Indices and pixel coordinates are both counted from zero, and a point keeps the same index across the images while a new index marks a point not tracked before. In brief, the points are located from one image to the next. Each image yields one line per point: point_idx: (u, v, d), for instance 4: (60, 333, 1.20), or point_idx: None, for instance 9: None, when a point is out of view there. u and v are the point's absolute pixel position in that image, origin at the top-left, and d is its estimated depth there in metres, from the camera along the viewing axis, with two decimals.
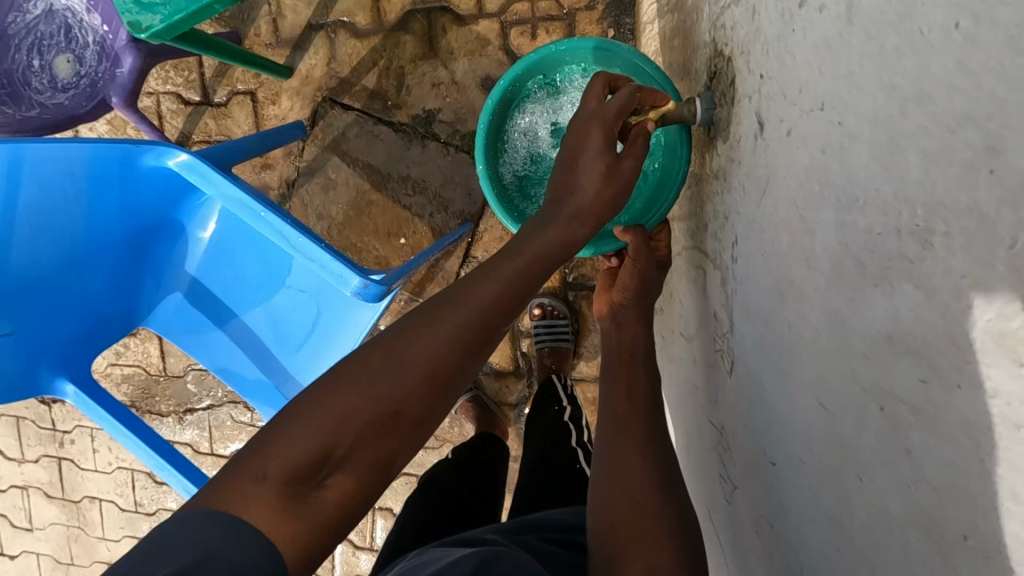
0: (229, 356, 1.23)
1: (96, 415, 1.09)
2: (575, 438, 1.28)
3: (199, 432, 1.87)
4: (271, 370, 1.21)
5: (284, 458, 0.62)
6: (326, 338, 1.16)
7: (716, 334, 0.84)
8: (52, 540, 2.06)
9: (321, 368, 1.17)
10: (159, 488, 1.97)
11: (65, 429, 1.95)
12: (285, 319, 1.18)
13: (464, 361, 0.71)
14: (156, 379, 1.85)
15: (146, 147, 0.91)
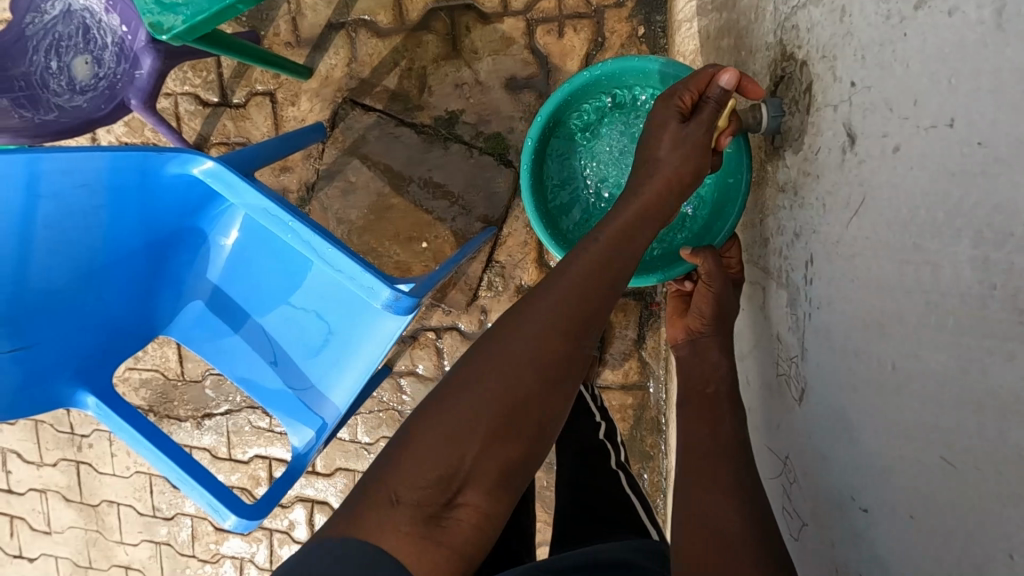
0: (251, 367, 1.19)
1: (113, 424, 1.06)
2: (614, 459, 1.25)
3: (217, 436, 1.85)
4: (294, 381, 1.18)
5: (414, 478, 0.64)
6: (352, 348, 1.13)
7: (780, 358, 0.82)
8: (71, 543, 2.05)
9: (348, 380, 1.14)
10: (177, 493, 1.95)
11: (83, 433, 1.93)
12: (309, 328, 1.15)
13: (569, 352, 0.72)
14: (174, 384, 1.83)
15: (169, 155, 0.88)
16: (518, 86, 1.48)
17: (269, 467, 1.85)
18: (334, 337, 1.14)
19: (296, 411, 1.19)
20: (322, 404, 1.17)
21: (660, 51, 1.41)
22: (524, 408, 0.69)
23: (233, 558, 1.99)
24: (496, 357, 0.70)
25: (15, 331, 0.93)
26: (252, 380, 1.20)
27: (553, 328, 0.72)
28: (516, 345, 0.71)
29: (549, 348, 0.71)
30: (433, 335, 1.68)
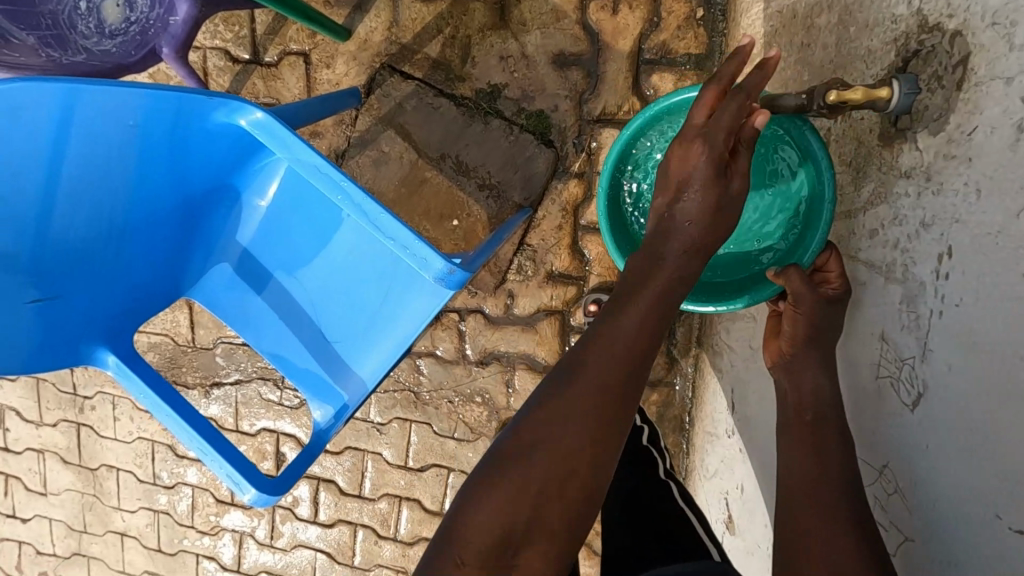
0: (280, 339, 1.14)
1: (135, 389, 1.01)
2: (662, 469, 1.25)
3: (224, 406, 1.80)
4: (324, 356, 1.13)
5: (474, 540, 0.68)
6: (388, 325, 1.07)
7: (884, 359, 0.82)
8: (67, 507, 2.01)
9: (382, 358, 1.08)
10: (180, 462, 1.90)
11: (86, 394, 1.87)
12: (344, 300, 1.09)
13: (620, 413, 0.74)
14: (183, 350, 1.77)
15: (218, 101, 0.82)
16: (566, 62, 1.41)
17: (278, 442, 1.81)
18: (368, 309, 1.08)
19: (323, 388, 1.14)
20: (348, 381, 1.12)
21: (718, 35, 1.36)
22: (582, 466, 0.71)
23: (233, 532, 1.95)
24: (548, 420, 0.73)
25: (38, 281, 0.88)
26: (277, 351, 1.15)
27: (602, 396, 0.74)
28: (563, 411, 0.73)
29: (601, 417, 0.73)
30: (457, 317, 1.64)
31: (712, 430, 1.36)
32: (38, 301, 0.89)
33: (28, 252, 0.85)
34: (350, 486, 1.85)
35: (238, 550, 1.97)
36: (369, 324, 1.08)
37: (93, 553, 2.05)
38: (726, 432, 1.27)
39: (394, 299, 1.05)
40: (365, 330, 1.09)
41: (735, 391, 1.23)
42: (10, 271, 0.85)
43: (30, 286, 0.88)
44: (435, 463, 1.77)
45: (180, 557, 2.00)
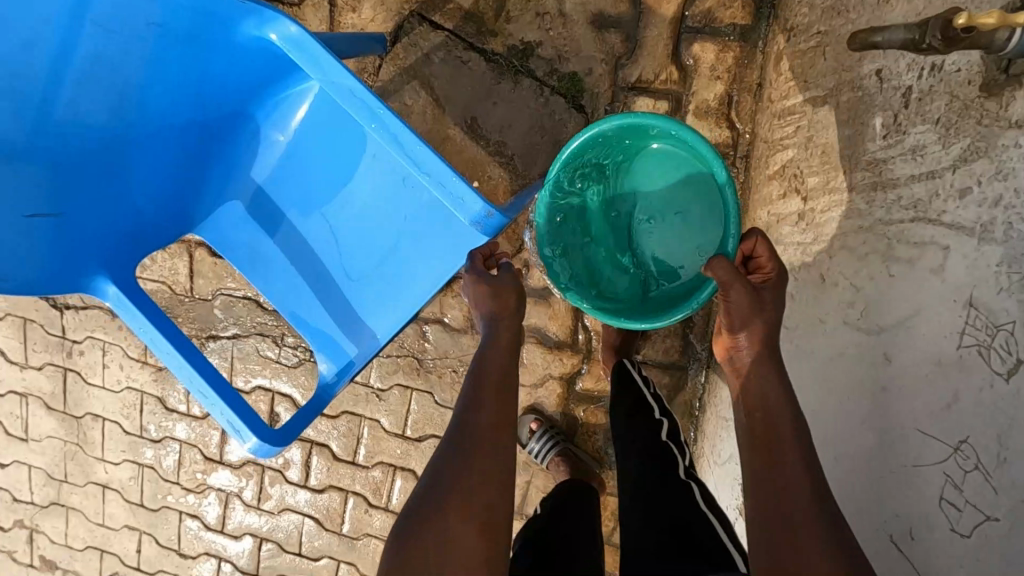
0: (291, 288, 1.08)
1: (134, 321, 0.95)
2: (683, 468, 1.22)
3: (219, 361, 1.74)
4: (337, 309, 1.07)
5: None
6: (408, 278, 1.02)
7: (969, 328, 0.79)
8: (48, 454, 1.94)
9: (399, 314, 1.03)
10: (169, 416, 1.84)
11: (75, 339, 1.80)
12: (364, 247, 1.03)
13: (503, 448, 0.96)
14: (180, 299, 1.70)
15: (251, 9, 0.78)
16: (605, 24, 1.35)
17: (272, 402, 1.74)
18: (388, 258, 1.03)
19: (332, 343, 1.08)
20: (360, 334, 1.06)
21: (766, 6, 1.30)
22: (491, 505, 0.89)
23: (219, 491, 1.89)
24: (460, 468, 0.91)
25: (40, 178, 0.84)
26: (286, 299, 1.09)
27: (494, 436, 0.96)
28: (470, 460, 0.92)
29: (494, 460, 0.93)
30: None
31: (726, 415, 1.32)
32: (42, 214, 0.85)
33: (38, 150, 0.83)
34: (343, 452, 1.80)
35: (223, 510, 1.92)
36: (388, 277, 1.04)
37: (72, 503, 1.99)
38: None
39: (416, 250, 1.01)
40: (383, 284, 1.04)
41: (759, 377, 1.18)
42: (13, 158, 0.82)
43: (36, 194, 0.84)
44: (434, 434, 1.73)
45: (163, 513, 1.95)
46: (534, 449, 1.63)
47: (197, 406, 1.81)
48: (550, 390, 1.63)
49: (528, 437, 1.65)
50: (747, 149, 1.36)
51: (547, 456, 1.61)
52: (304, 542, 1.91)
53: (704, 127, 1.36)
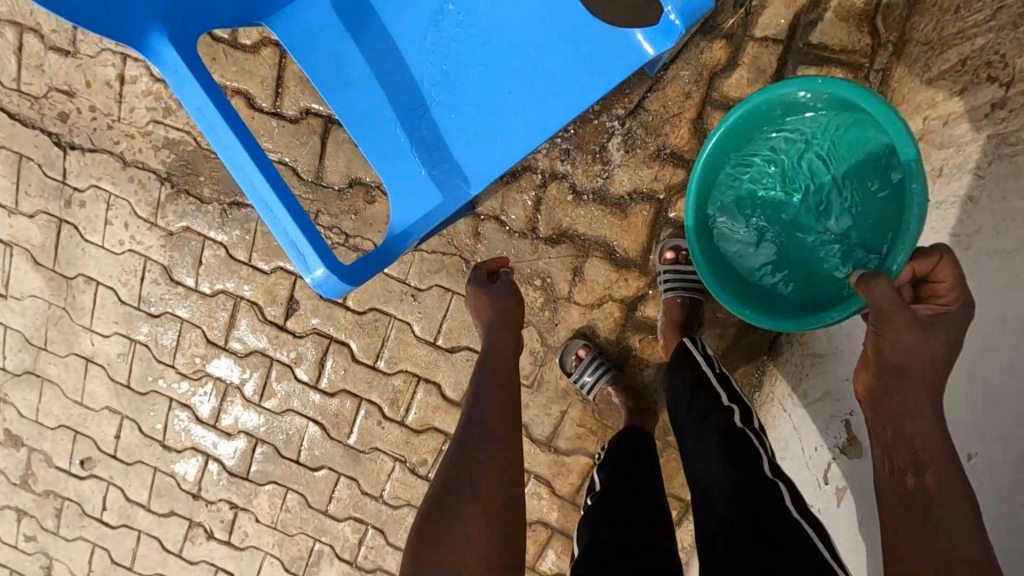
0: (373, 104, 1.14)
1: (190, 89, 0.99)
2: (767, 467, 1.02)
3: (241, 232, 1.55)
4: (416, 132, 1.14)
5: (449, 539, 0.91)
6: (500, 110, 1.11)
7: None
8: (28, 316, 1.74)
9: (481, 145, 1.12)
10: (172, 290, 1.64)
11: (76, 186, 1.58)
12: (472, 95, 1.12)
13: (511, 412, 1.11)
14: (206, 155, 1.51)
15: None
16: None
17: (296, 286, 1.59)
18: (491, 105, 1.11)
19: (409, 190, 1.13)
20: (444, 181, 1.13)
21: None
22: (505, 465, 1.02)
23: (218, 381, 1.72)
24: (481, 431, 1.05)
25: None
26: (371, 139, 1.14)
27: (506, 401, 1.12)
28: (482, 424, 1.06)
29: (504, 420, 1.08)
30: (538, 181, 1.42)
31: (825, 348, 1.22)
32: None
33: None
34: (363, 355, 1.63)
35: (219, 403, 1.74)
36: (476, 109, 1.12)
37: (50, 375, 1.80)
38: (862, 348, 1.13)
39: (512, 85, 1.11)
40: (472, 116, 1.12)
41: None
42: None
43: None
44: (467, 347, 1.57)
45: (150, 398, 1.77)
46: (582, 382, 1.48)
47: (205, 283, 1.61)
48: (607, 314, 1.49)
49: (575, 366, 1.49)
50: (887, 60, 1.19)
51: (598, 387, 1.47)
52: (303, 449, 1.74)
53: (843, 28, 1.21)
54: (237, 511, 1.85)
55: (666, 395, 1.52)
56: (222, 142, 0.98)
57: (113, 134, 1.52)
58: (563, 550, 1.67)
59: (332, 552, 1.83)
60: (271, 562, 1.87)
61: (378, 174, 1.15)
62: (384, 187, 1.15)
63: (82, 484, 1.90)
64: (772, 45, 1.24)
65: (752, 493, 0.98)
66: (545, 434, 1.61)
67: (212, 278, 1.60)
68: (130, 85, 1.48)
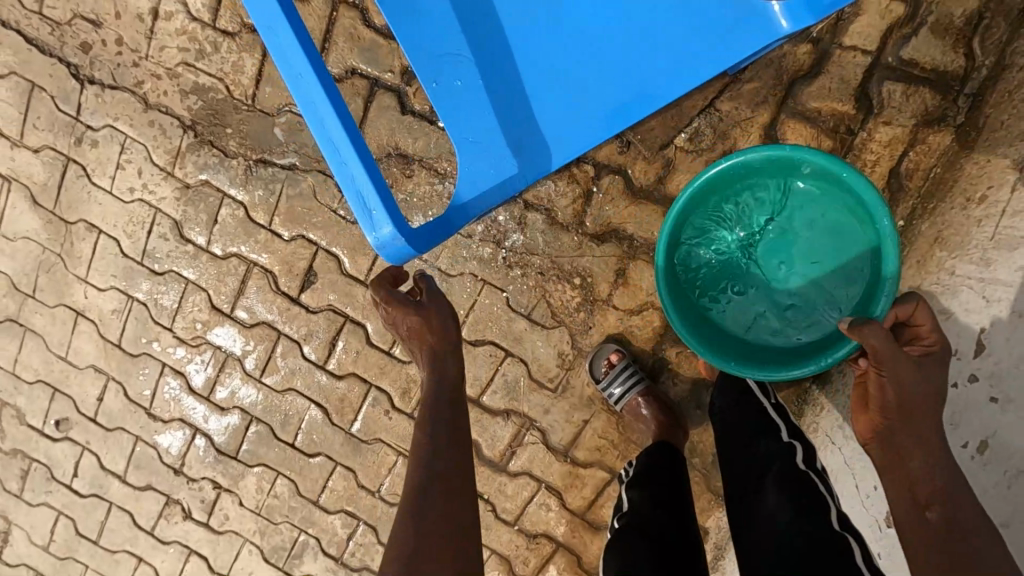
0: (462, 71, 1.13)
1: (281, 28, 0.98)
2: (837, 518, 0.93)
3: (264, 193, 1.44)
4: (501, 104, 1.13)
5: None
6: (591, 95, 1.12)
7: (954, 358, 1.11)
8: (18, 259, 1.61)
9: (566, 126, 1.13)
10: (181, 248, 1.52)
11: (90, 125, 1.46)
12: (569, 74, 1.12)
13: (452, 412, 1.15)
14: (236, 106, 1.40)
15: None
16: None
17: (315, 258, 1.47)
18: (580, 90, 1.12)
19: (487, 157, 1.13)
20: (526, 150, 1.13)
21: None
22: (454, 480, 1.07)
23: (218, 350, 1.59)
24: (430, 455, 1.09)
25: None
26: (448, 89, 1.13)
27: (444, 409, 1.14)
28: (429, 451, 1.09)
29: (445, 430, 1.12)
30: (592, 173, 1.35)
31: None
32: None
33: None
34: (379, 338, 1.52)
35: (215, 374, 1.62)
36: (568, 89, 1.12)
37: (33, 326, 1.66)
38: (943, 384, 1.12)
39: (608, 72, 1.11)
40: (564, 94, 1.13)
41: (986, 331, 1.08)
42: None
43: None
44: (491, 341, 1.48)
45: (141, 362, 1.64)
46: (610, 392, 1.39)
47: (218, 244, 1.50)
48: (645, 322, 1.41)
49: (605, 374, 1.40)
50: (979, 86, 1.13)
51: (627, 399, 1.37)
52: (301, 432, 1.63)
53: (938, 45, 1.14)
54: (220, 491, 1.72)
55: (698, 414, 1.43)
56: (302, 87, 0.99)
57: (138, 72, 1.40)
58: (566, 567, 1.57)
59: (317, 546, 1.71)
60: (249, 550, 1.75)
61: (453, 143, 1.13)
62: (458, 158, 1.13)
63: (54, 447, 1.77)
64: (861, 55, 1.18)
65: (818, 526, 0.90)
66: (563, 443, 1.51)
67: (226, 240, 1.49)
68: (164, 22, 1.37)
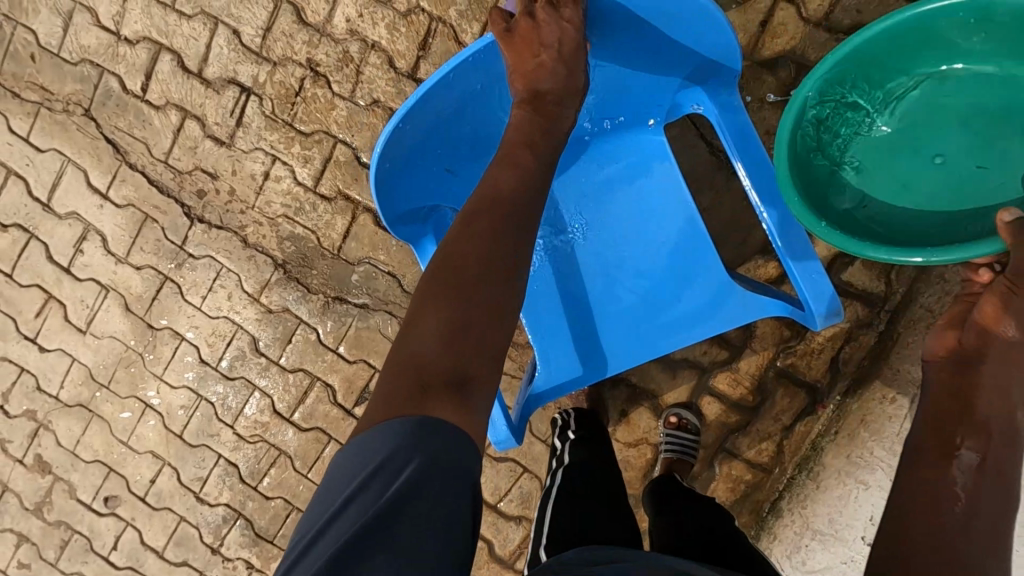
0: (543, 290, 1.37)
1: None
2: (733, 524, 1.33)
3: (338, 324, 1.73)
4: (573, 321, 1.36)
5: (442, 355, 0.84)
6: (646, 322, 1.33)
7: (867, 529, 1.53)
8: (102, 353, 1.83)
9: (625, 348, 1.34)
10: (255, 360, 1.78)
11: (193, 253, 1.73)
12: (631, 304, 1.34)
13: (513, 198, 0.98)
14: (323, 253, 1.70)
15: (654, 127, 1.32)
16: None
17: (372, 379, 1.76)
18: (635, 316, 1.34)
19: (561, 361, 1.35)
20: (589, 357, 1.35)
21: None
22: (506, 264, 0.92)
23: (271, 448, 1.83)
24: (480, 231, 0.93)
25: (457, 160, 1.23)
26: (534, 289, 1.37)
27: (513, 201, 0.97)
28: (478, 232, 0.93)
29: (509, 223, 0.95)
30: None
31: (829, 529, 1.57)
32: (448, 172, 1.25)
33: (457, 107, 1.13)
34: None
35: (265, 467, 1.85)
36: (628, 314, 1.34)
37: (101, 412, 1.87)
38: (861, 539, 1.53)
39: (663, 308, 1.32)
40: (623, 318, 1.34)
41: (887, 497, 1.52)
42: (443, 151, 1.20)
43: (446, 158, 1.22)
44: (513, 458, 1.78)
45: (199, 451, 1.86)
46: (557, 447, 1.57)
47: (288, 359, 1.76)
48: (640, 453, 1.74)
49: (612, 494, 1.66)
50: (893, 308, 1.56)
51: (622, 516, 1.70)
52: None
53: (868, 277, 1.57)
54: (252, 571, 1.92)
55: None
56: None
57: (244, 218, 1.70)
58: None
59: None
60: None
61: (532, 340, 1.37)
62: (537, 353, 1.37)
63: (99, 520, 1.93)
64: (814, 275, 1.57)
65: (729, 543, 1.26)
66: None
67: (296, 357, 1.76)
68: (272, 182, 1.68)
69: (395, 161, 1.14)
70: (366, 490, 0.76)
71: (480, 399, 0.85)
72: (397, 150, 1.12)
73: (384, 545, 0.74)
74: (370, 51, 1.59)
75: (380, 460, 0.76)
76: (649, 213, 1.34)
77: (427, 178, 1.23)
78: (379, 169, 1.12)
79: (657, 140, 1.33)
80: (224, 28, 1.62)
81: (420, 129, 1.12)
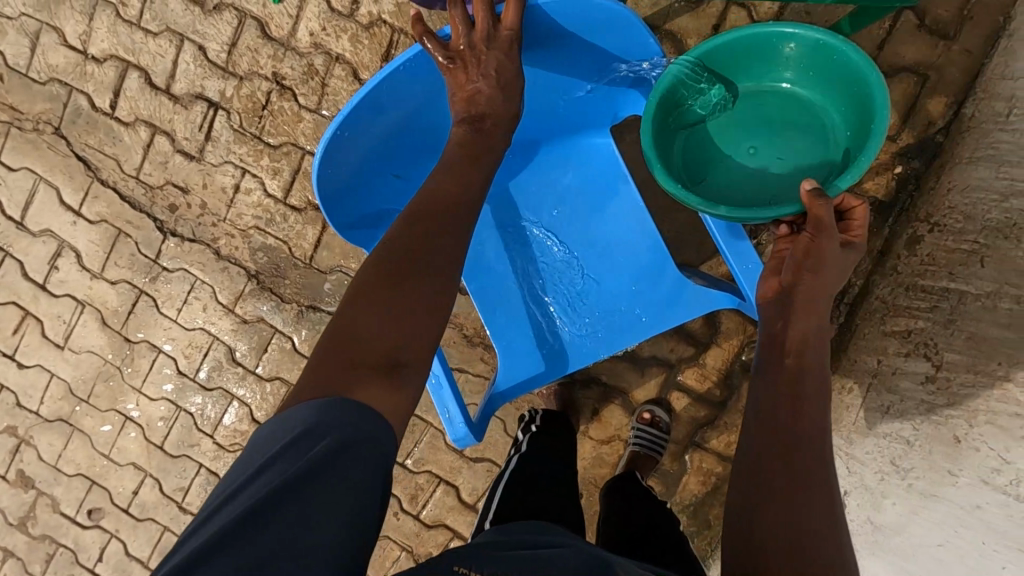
0: (502, 291, 1.40)
1: None
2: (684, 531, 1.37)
3: (312, 332, 1.76)
4: (533, 320, 1.39)
5: (373, 339, 0.84)
6: (603, 320, 1.36)
7: None
8: (81, 367, 1.85)
9: (584, 345, 1.37)
10: (233, 370, 1.80)
11: (167, 266, 1.76)
12: (589, 302, 1.37)
13: (456, 196, 1.00)
14: (295, 263, 1.73)
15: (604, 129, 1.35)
16: None
17: None
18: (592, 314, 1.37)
19: (522, 361, 1.39)
20: (550, 356, 1.38)
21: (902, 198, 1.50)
22: (445, 255, 0.93)
23: None
24: (423, 223, 0.95)
25: (403, 163, 1.26)
26: (494, 292, 1.40)
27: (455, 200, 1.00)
28: (421, 225, 0.95)
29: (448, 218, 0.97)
30: None
31: None
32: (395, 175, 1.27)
33: (392, 111, 1.15)
34: None
35: None
36: (586, 313, 1.38)
37: (82, 426, 1.88)
38: None
39: (620, 305, 1.36)
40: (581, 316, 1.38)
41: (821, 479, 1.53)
42: (387, 155, 1.22)
43: (392, 163, 1.24)
44: (489, 458, 1.82)
45: (180, 462, 1.88)
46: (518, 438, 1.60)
47: (265, 368, 1.79)
48: (613, 450, 1.78)
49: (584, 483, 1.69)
50: None
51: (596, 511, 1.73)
52: None
53: None
54: None
55: None
56: None
57: (216, 231, 1.73)
58: None
59: None
60: None
61: (494, 341, 1.40)
62: (499, 354, 1.40)
63: (83, 533, 1.94)
64: None
65: (682, 550, 1.30)
66: None
67: (273, 365, 1.78)
68: (243, 195, 1.70)
69: (340, 168, 1.17)
70: (276, 461, 0.72)
71: (410, 383, 0.85)
72: (340, 157, 1.15)
73: (280, 516, 0.69)
74: (335, 63, 1.61)
75: (302, 429, 0.74)
76: (603, 212, 1.37)
77: (376, 184, 1.26)
78: (323, 175, 1.15)
79: (609, 144, 1.37)
80: (190, 44, 1.64)
81: (361, 136, 1.14)
